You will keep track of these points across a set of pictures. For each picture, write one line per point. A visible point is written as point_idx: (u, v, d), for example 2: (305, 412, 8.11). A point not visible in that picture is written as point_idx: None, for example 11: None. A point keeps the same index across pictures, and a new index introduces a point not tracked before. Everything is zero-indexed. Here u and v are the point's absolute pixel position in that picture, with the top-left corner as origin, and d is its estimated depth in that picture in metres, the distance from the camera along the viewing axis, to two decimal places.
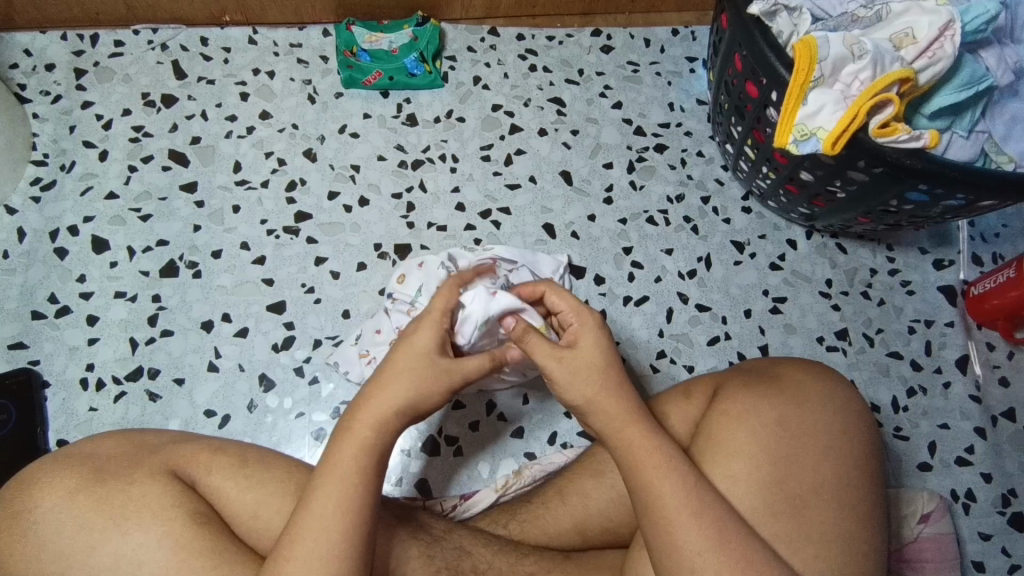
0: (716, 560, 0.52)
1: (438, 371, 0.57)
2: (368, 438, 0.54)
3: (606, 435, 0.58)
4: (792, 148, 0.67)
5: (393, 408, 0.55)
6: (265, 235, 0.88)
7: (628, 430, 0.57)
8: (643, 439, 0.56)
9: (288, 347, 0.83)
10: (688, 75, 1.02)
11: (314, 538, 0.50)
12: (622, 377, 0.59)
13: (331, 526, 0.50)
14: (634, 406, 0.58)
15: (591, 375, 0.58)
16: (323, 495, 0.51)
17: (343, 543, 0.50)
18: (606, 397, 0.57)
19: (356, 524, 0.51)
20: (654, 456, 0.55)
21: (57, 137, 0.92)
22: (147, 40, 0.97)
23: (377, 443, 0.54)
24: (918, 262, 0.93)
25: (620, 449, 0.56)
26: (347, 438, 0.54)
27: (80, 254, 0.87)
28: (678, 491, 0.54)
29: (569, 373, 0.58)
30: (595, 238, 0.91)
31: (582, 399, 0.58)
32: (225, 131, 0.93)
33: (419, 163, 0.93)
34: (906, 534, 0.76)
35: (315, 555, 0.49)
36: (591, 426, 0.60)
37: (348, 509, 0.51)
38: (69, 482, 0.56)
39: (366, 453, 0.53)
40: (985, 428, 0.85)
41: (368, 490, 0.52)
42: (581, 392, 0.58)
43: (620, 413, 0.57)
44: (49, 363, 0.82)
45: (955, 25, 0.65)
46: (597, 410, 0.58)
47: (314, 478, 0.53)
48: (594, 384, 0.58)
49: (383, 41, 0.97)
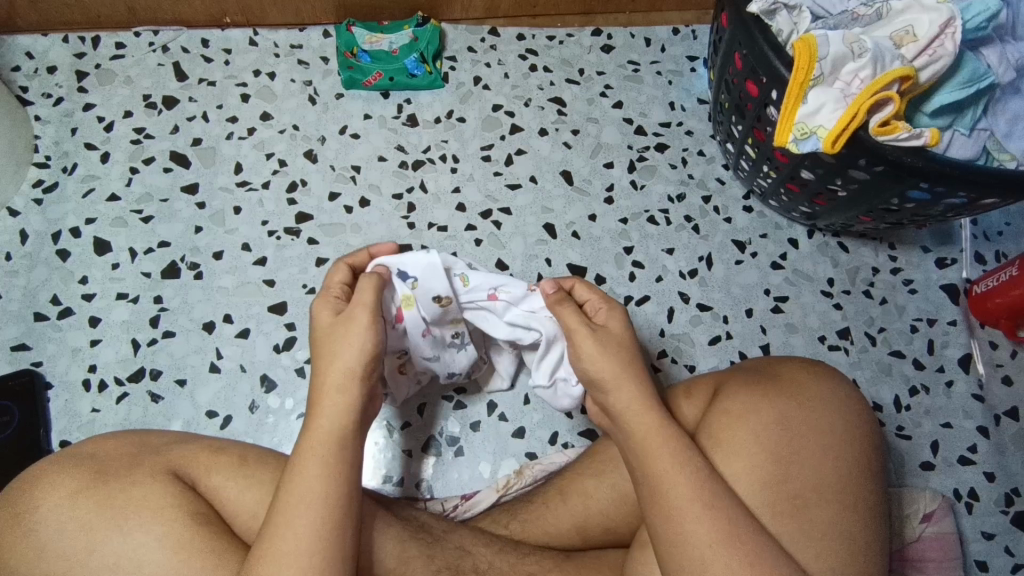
0: (725, 552, 0.52)
1: (344, 334, 0.59)
2: (333, 427, 0.55)
3: (623, 424, 0.58)
4: (792, 147, 0.67)
5: (337, 385, 0.56)
6: (267, 236, 0.89)
7: (645, 415, 0.58)
8: (657, 426, 0.57)
9: (289, 348, 0.84)
10: (688, 74, 1.02)
11: (290, 533, 0.50)
12: (640, 366, 0.61)
13: (297, 520, 0.50)
14: (651, 393, 0.59)
15: (615, 352, 0.60)
16: (292, 491, 0.52)
17: (318, 538, 0.50)
18: (625, 378, 0.59)
19: (325, 517, 0.51)
20: (668, 444, 0.56)
21: (59, 139, 0.92)
22: (149, 42, 0.97)
23: (342, 431, 0.55)
24: (920, 260, 0.93)
25: (636, 436, 0.57)
26: (312, 430, 0.55)
27: (82, 256, 0.87)
28: (691, 481, 0.54)
29: (598, 347, 0.60)
30: (596, 238, 0.91)
31: (607, 377, 0.59)
32: (227, 132, 0.94)
33: (419, 164, 0.93)
34: (908, 534, 0.76)
35: (292, 552, 0.49)
36: (609, 414, 0.60)
37: (313, 504, 0.51)
38: (71, 484, 0.56)
39: (334, 443, 0.54)
40: (988, 427, 0.85)
41: (343, 488, 0.52)
42: (605, 371, 0.59)
43: (636, 399, 0.58)
44: (52, 364, 0.82)
45: (956, 22, 0.64)
46: (615, 392, 0.59)
47: (285, 474, 0.53)
48: (617, 363, 0.60)
49: (384, 41, 0.97)
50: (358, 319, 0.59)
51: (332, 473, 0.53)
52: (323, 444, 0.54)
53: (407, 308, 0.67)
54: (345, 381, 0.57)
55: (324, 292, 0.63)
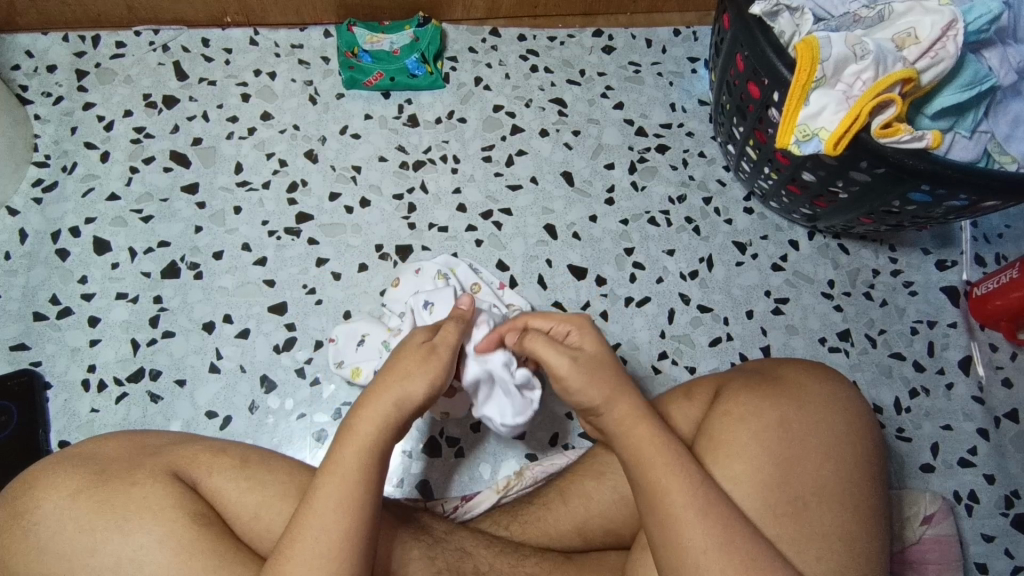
0: (721, 558, 0.52)
1: (420, 365, 0.57)
2: (370, 436, 0.54)
3: (616, 436, 0.58)
4: (794, 148, 0.67)
5: (393, 400, 0.55)
6: (267, 236, 0.89)
7: (638, 428, 0.57)
8: (651, 437, 0.56)
9: (289, 348, 0.83)
10: (689, 75, 1.02)
11: (319, 536, 0.50)
12: (627, 379, 0.60)
13: (330, 523, 0.50)
14: (642, 405, 0.58)
15: (600, 370, 0.59)
16: (325, 494, 0.51)
17: (347, 542, 0.50)
18: (619, 393, 0.58)
19: (356, 524, 0.51)
20: (661, 453, 0.56)
21: (58, 138, 0.92)
22: (149, 41, 0.97)
23: (383, 441, 0.54)
24: (920, 262, 0.93)
25: (630, 448, 0.57)
26: (356, 435, 0.54)
27: (82, 255, 0.87)
28: (684, 488, 0.54)
29: (582, 378, 0.58)
30: (597, 239, 0.91)
31: (598, 400, 0.58)
32: (227, 132, 0.93)
33: (420, 164, 0.93)
34: (908, 536, 0.76)
35: (319, 555, 0.49)
36: (601, 429, 0.60)
37: (348, 510, 0.51)
38: (71, 484, 0.56)
39: (374, 452, 0.54)
40: (988, 429, 0.85)
41: (375, 493, 0.53)
42: (595, 396, 0.58)
43: (630, 412, 0.58)
44: (51, 364, 0.82)
45: (958, 25, 0.64)
46: (606, 410, 0.58)
47: (315, 479, 0.53)
48: (607, 385, 0.58)
49: (384, 41, 0.97)
50: (443, 358, 0.59)
51: (366, 479, 0.52)
52: (362, 452, 0.53)
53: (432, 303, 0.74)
54: (406, 398, 0.56)
55: (441, 321, 0.63)
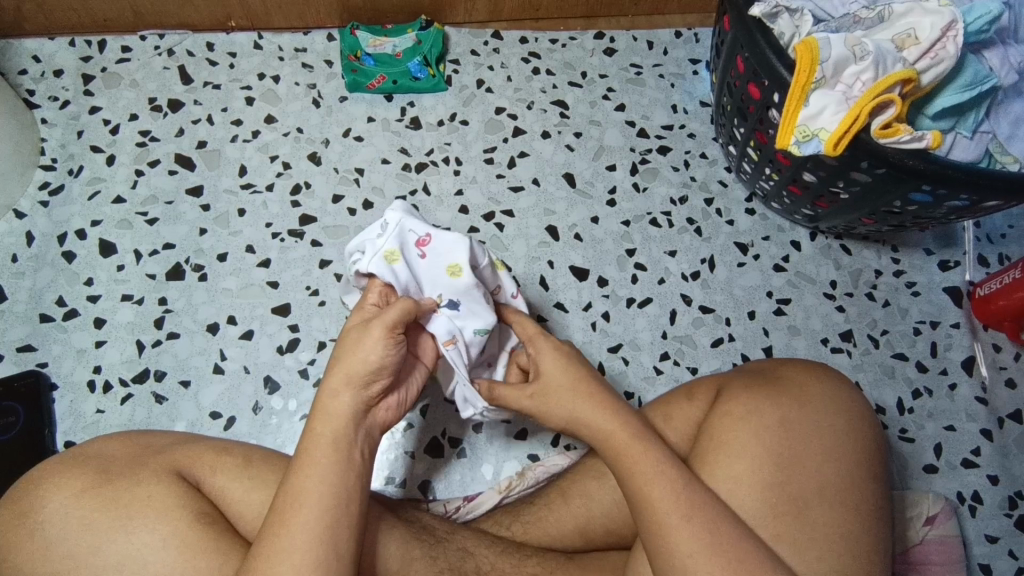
0: (709, 561, 0.52)
1: (354, 343, 0.57)
2: (328, 429, 0.54)
3: (600, 446, 0.59)
4: (794, 149, 0.67)
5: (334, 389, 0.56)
6: (271, 238, 0.89)
7: (620, 435, 0.58)
8: (634, 443, 0.57)
9: (293, 349, 0.84)
10: (691, 77, 1.02)
11: (287, 531, 0.50)
12: (606, 391, 0.61)
13: (296, 517, 0.50)
14: (625, 413, 0.59)
15: (565, 393, 0.61)
16: (292, 490, 0.52)
17: (314, 535, 0.50)
18: (594, 406, 0.59)
19: (321, 514, 0.51)
20: (645, 459, 0.56)
21: (65, 142, 0.93)
22: (154, 46, 0.98)
23: (338, 432, 0.54)
24: (923, 262, 0.93)
25: (616, 455, 0.57)
26: (310, 432, 0.55)
27: (88, 257, 0.88)
28: (668, 493, 0.54)
29: (543, 404, 0.62)
30: (598, 240, 0.91)
31: (568, 411, 0.60)
32: (231, 135, 0.94)
33: (422, 166, 0.94)
34: (912, 536, 0.76)
35: (290, 551, 0.49)
36: (584, 441, 0.61)
37: (312, 502, 0.51)
38: (76, 483, 0.57)
39: (329, 444, 0.54)
40: (991, 430, 0.85)
41: (341, 483, 0.52)
42: (561, 414, 0.61)
43: (611, 420, 0.59)
44: (57, 365, 0.83)
45: (958, 26, 0.64)
46: (587, 421, 0.59)
47: (287, 475, 0.53)
48: (572, 402, 0.60)
49: (387, 45, 0.98)
50: (374, 334, 0.56)
51: (329, 472, 0.52)
52: (319, 445, 0.54)
53: (394, 265, 0.62)
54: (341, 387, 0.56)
55: (359, 305, 0.61)
